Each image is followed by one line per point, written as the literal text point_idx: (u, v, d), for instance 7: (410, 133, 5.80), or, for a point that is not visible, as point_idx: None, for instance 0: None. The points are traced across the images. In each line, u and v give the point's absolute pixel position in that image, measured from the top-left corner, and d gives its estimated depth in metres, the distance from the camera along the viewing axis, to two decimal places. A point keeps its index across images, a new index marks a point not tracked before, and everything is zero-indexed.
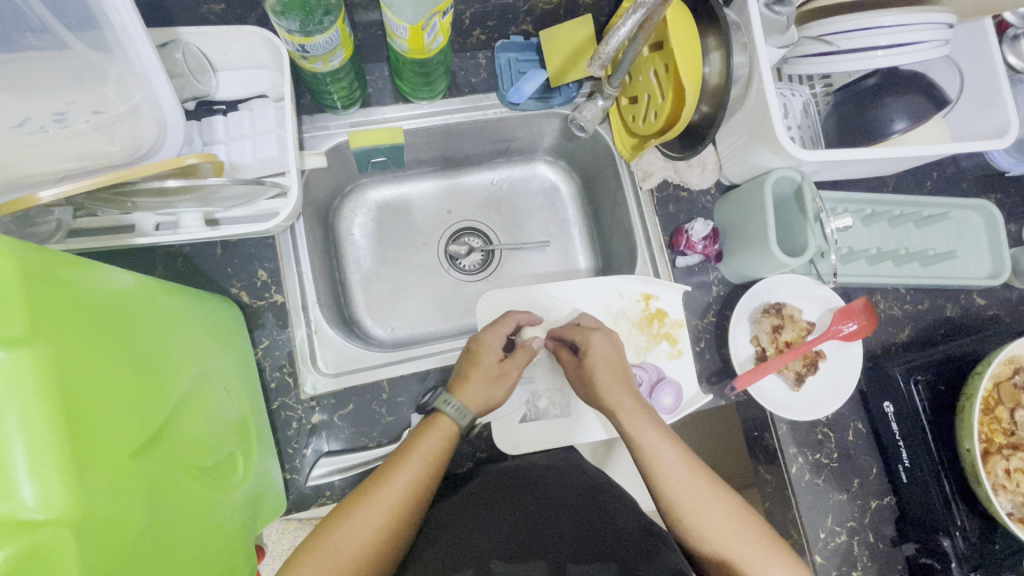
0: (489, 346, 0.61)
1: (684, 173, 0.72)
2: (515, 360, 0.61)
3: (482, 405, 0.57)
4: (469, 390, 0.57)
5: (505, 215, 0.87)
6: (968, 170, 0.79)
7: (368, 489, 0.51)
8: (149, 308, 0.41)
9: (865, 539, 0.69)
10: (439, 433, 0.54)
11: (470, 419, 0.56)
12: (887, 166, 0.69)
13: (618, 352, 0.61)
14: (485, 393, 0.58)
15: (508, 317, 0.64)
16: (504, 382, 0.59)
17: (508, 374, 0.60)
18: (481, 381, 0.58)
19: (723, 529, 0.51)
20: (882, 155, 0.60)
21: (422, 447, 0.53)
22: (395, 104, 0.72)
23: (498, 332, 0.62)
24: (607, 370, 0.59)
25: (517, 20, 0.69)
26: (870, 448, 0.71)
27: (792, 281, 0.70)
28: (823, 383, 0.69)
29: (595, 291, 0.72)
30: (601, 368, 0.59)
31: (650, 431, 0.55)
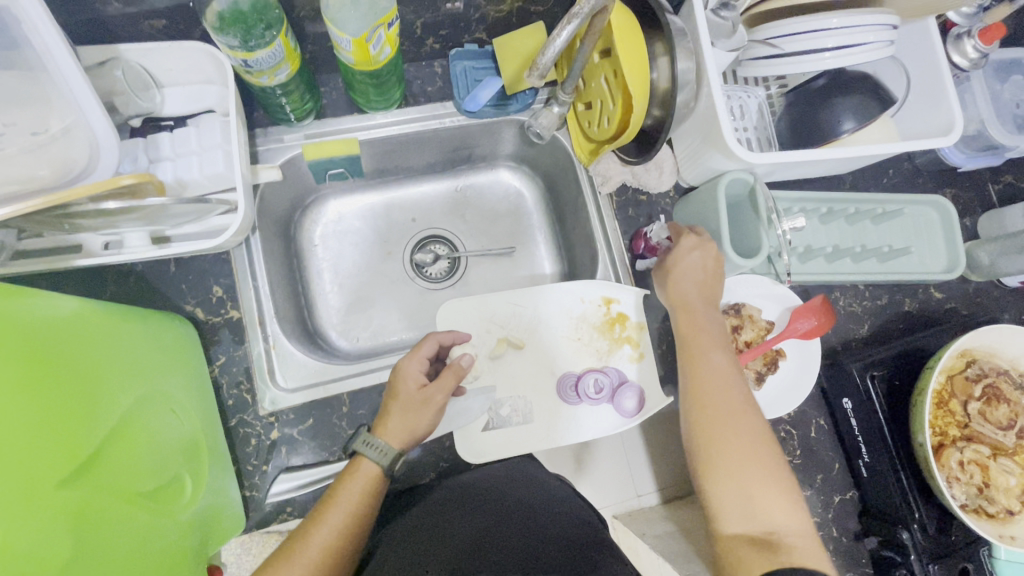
0: (408, 375, 0.59)
1: (642, 177, 0.72)
2: (438, 387, 0.59)
3: (406, 438, 0.57)
4: (389, 425, 0.57)
5: (470, 221, 0.86)
6: (923, 166, 0.80)
7: (304, 531, 0.52)
8: (84, 332, 0.41)
9: (830, 534, 0.70)
10: (362, 476, 0.55)
11: (394, 457, 0.56)
12: (840, 165, 0.70)
13: (716, 265, 0.62)
14: (408, 426, 0.57)
15: (428, 339, 0.62)
16: (429, 410, 0.58)
17: (430, 402, 0.58)
18: (401, 415, 0.57)
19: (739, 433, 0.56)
20: (834, 155, 0.61)
21: (351, 488, 0.54)
22: (351, 114, 0.71)
23: (417, 359, 0.60)
24: (693, 279, 0.63)
25: (470, 28, 0.69)
26: (833, 444, 0.72)
27: (750, 281, 0.71)
28: (785, 382, 0.70)
29: (557, 297, 0.72)
30: (689, 274, 0.63)
31: (712, 345, 0.60)
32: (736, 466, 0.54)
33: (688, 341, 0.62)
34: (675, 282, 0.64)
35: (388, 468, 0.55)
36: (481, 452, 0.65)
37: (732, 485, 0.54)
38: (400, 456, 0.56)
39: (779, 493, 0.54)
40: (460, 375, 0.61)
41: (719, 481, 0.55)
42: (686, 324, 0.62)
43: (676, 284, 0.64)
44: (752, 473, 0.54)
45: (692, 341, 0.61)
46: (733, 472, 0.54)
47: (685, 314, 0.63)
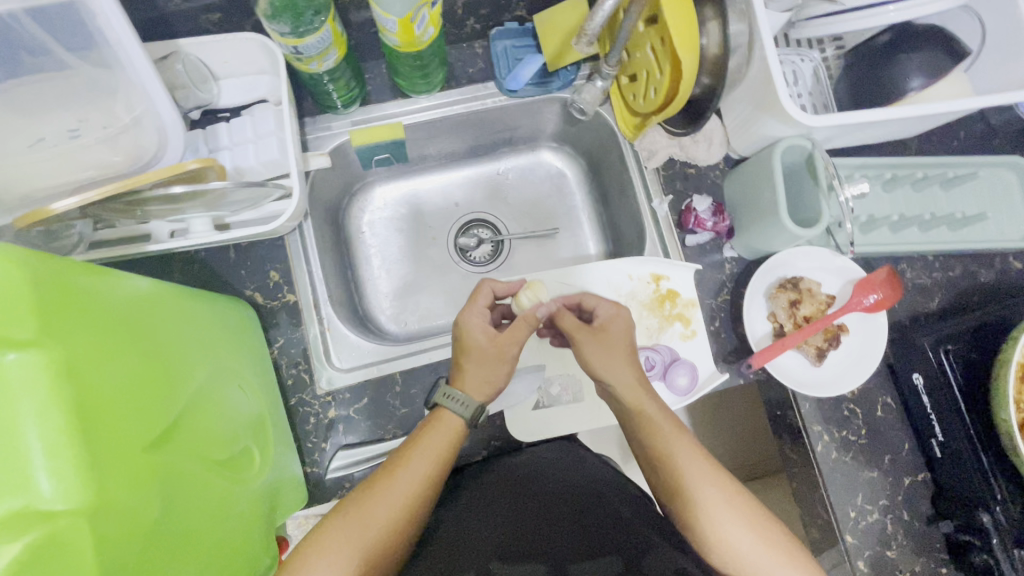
0: (474, 327, 0.57)
1: (690, 149, 0.70)
2: (509, 336, 0.57)
3: (489, 394, 0.56)
4: (472, 384, 0.55)
5: (513, 204, 0.86)
6: (999, 127, 0.74)
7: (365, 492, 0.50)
8: (157, 310, 0.43)
9: (900, 517, 0.66)
10: (443, 429, 0.54)
11: (476, 409, 0.55)
12: (907, 127, 0.65)
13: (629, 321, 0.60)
14: (488, 380, 0.56)
15: (482, 290, 0.60)
16: (504, 363, 0.57)
17: (506, 354, 0.57)
18: (481, 371, 0.56)
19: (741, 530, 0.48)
20: (902, 114, 0.57)
21: (429, 444, 0.53)
22: (394, 100, 0.72)
23: (478, 311, 0.58)
24: (624, 343, 0.58)
25: (510, 5, 0.69)
26: (901, 423, 0.68)
27: (808, 254, 0.68)
28: (848, 357, 0.67)
29: (603, 275, 0.71)
30: (618, 336, 0.58)
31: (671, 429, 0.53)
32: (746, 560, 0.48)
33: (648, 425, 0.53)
34: (602, 361, 0.56)
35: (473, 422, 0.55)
36: (531, 431, 0.65)
37: None
38: (481, 408, 0.55)
39: None
40: (532, 326, 0.59)
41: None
42: (635, 406, 0.54)
43: (612, 348, 0.57)
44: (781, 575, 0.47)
45: (653, 434, 0.53)
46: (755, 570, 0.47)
47: (629, 389, 0.55)
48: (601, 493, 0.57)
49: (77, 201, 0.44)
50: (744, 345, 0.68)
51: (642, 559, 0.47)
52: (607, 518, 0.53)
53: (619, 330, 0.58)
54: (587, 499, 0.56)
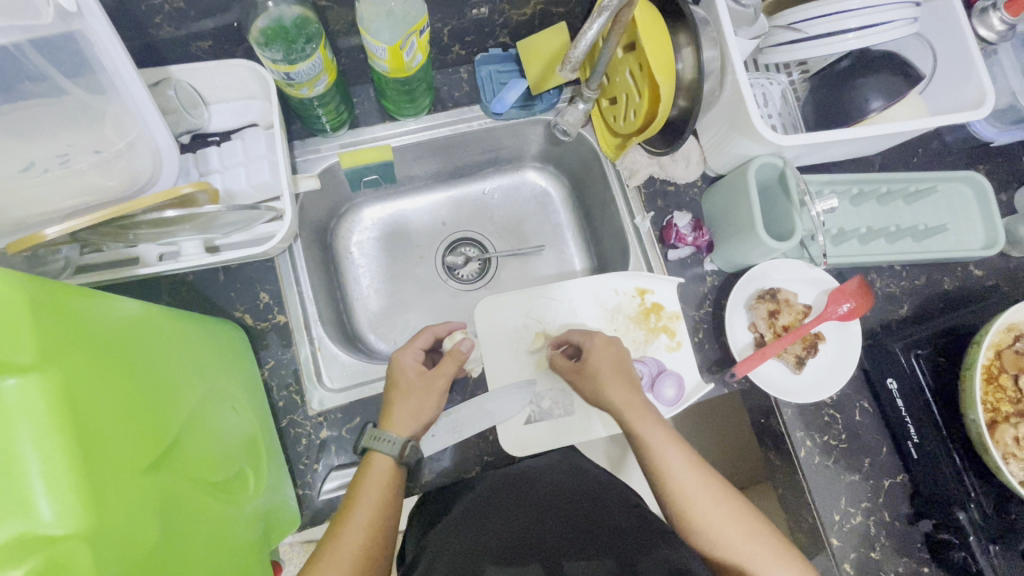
0: (405, 364, 0.62)
1: (669, 168, 0.73)
2: (437, 373, 0.62)
3: (414, 423, 0.59)
4: (395, 416, 0.59)
5: (499, 223, 0.88)
6: (952, 144, 0.79)
7: (332, 533, 0.51)
8: (150, 335, 0.42)
9: (882, 518, 0.68)
10: (377, 470, 0.56)
11: (404, 445, 0.57)
12: (870, 145, 0.69)
13: (619, 352, 0.62)
14: (414, 411, 0.59)
15: (424, 333, 0.66)
16: (433, 396, 0.61)
17: (433, 388, 0.61)
18: (407, 403, 0.59)
19: (691, 480, 0.53)
20: (864, 133, 0.61)
21: (368, 487, 0.54)
22: (383, 123, 0.74)
23: (412, 349, 0.64)
24: (611, 365, 0.61)
25: (494, 33, 0.72)
26: (878, 427, 0.71)
27: (784, 266, 0.70)
28: (825, 364, 0.69)
29: (591, 290, 0.73)
30: (605, 361, 0.61)
31: (655, 431, 0.55)
32: (712, 510, 0.52)
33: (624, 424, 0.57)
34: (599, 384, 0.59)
35: (402, 456, 0.56)
36: (524, 445, 0.66)
37: (720, 541, 0.51)
38: (410, 442, 0.57)
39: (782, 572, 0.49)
40: (460, 361, 0.63)
41: (706, 531, 0.51)
42: (617, 408, 0.58)
43: (598, 372, 0.60)
44: (752, 550, 0.51)
45: (632, 432, 0.56)
46: (716, 527, 0.51)
47: (622, 407, 0.58)
48: (595, 493, 0.58)
49: (69, 225, 0.44)
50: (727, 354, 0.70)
51: (638, 558, 0.47)
52: (601, 518, 0.54)
53: (602, 354, 0.62)
54: (582, 500, 0.57)
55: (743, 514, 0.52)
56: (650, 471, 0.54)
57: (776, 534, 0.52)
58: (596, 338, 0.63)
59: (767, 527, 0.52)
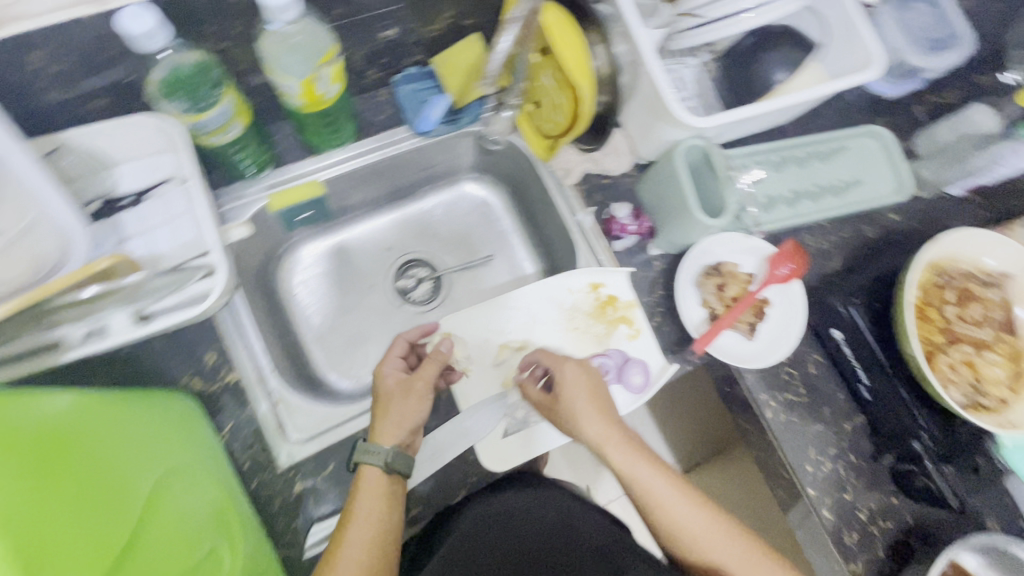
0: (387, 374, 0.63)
1: (601, 162, 0.74)
2: (417, 376, 0.63)
3: (400, 429, 0.59)
4: (382, 427, 0.59)
5: (445, 239, 0.87)
6: (853, 102, 0.85)
7: (332, 554, 0.52)
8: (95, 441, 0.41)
9: (850, 462, 0.72)
10: (370, 481, 0.56)
11: (393, 451, 0.57)
12: (779, 114, 0.73)
13: (589, 378, 0.63)
14: (398, 417, 0.59)
15: (400, 340, 0.67)
16: (416, 399, 0.61)
17: (415, 390, 0.62)
18: (391, 410, 0.60)
19: (679, 506, 0.56)
20: (773, 106, 0.64)
21: (363, 501, 0.55)
22: (307, 157, 0.71)
23: (390, 360, 0.65)
24: (583, 402, 0.61)
25: (408, 51, 0.70)
26: (832, 376, 0.75)
27: (724, 240, 0.73)
28: (776, 327, 0.73)
29: (545, 293, 0.73)
30: (577, 398, 0.61)
31: (637, 466, 0.58)
32: (702, 534, 0.54)
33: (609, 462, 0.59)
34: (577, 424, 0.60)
35: (391, 462, 0.56)
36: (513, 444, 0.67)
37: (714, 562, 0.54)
38: (397, 448, 0.57)
39: None
40: (439, 363, 0.64)
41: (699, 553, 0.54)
42: (598, 447, 0.59)
43: (573, 412, 0.61)
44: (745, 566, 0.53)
45: (617, 469, 0.58)
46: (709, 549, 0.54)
47: (604, 445, 0.59)
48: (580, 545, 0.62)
49: None
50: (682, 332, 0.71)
51: None
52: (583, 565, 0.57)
53: (576, 389, 0.62)
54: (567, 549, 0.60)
55: (732, 532, 0.55)
56: (640, 502, 0.57)
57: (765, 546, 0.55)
58: (565, 367, 0.63)
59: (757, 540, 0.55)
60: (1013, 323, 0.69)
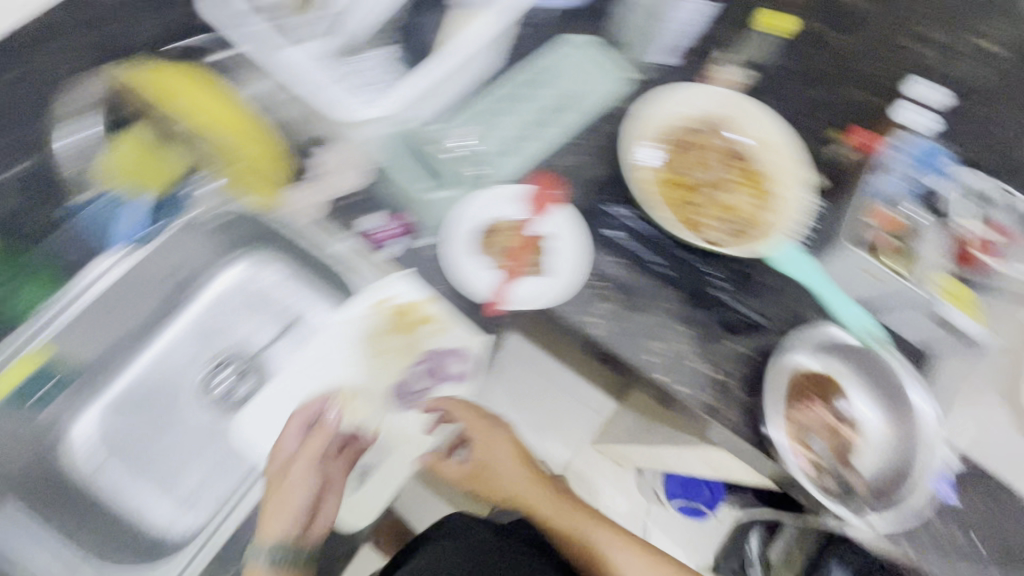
0: (285, 447, 0.71)
1: (325, 186, 0.71)
2: (303, 455, 0.69)
3: (281, 525, 0.66)
4: (270, 525, 0.66)
5: (238, 328, 0.83)
6: (548, 13, 0.84)
7: None
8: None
9: (686, 338, 0.72)
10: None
11: (268, 555, 0.65)
12: (463, 67, 0.72)
13: (512, 451, 0.82)
14: (278, 511, 0.67)
15: (295, 416, 0.71)
16: (296, 490, 0.67)
17: (296, 484, 0.67)
18: (273, 504, 0.67)
19: (625, 561, 0.76)
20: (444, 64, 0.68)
21: None
22: (20, 331, 0.67)
23: (290, 434, 0.72)
24: (516, 475, 0.81)
25: (62, 179, 0.68)
26: (639, 269, 0.73)
27: (477, 201, 0.72)
28: (565, 253, 0.72)
29: (338, 334, 0.70)
30: (498, 457, 0.81)
31: (602, 533, 0.78)
32: (624, 555, 0.76)
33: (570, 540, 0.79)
34: (502, 481, 0.81)
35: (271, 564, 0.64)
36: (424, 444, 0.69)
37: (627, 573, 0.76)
38: (276, 547, 0.65)
39: (660, 566, 0.76)
40: (325, 439, 0.69)
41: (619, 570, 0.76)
42: (532, 504, 0.80)
43: (494, 476, 0.81)
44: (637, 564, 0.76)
45: (574, 541, 0.78)
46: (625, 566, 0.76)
47: (541, 499, 0.81)
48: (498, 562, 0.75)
49: None
50: (476, 301, 0.68)
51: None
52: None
53: (502, 468, 0.81)
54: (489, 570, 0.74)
55: (647, 555, 0.76)
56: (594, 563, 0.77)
57: (656, 554, 0.77)
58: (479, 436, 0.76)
59: (660, 555, 0.77)
60: (738, 150, 0.75)
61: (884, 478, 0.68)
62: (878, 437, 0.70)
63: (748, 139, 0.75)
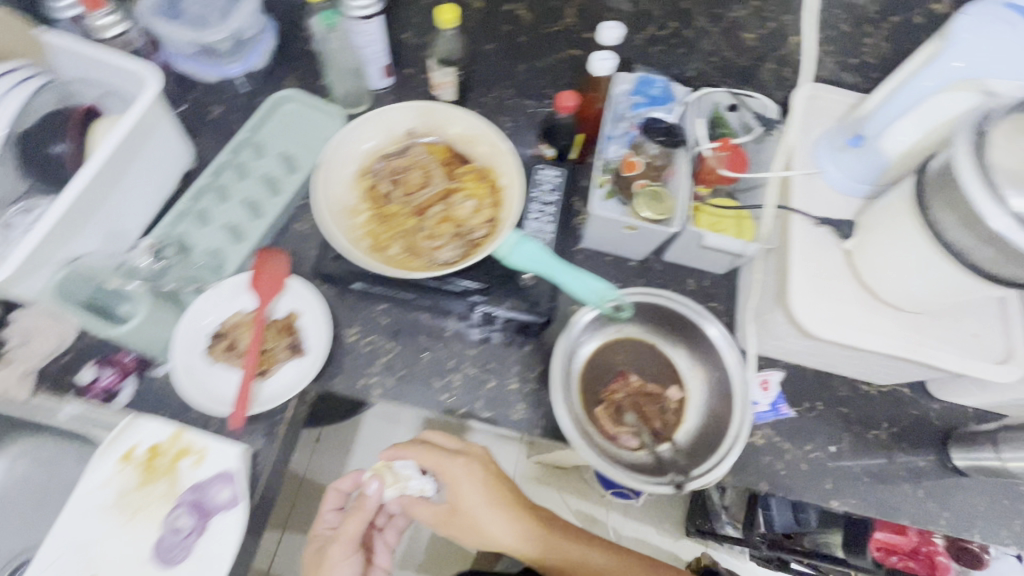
0: (329, 525, 0.70)
1: (35, 352, 0.65)
2: (341, 540, 0.68)
3: None
4: None
5: (33, 521, 0.77)
6: (244, 87, 0.84)
7: None
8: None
9: (468, 357, 0.72)
10: None
11: None
12: (129, 172, 0.66)
13: (480, 479, 0.70)
14: None
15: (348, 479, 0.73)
16: (337, 569, 0.67)
17: (337, 563, 0.67)
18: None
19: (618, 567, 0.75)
20: (88, 176, 0.60)
21: None
22: None
23: (326, 515, 0.75)
24: (503, 517, 0.70)
25: None
26: (402, 309, 0.73)
27: (205, 306, 0.68)
28: (312, 326, 0.70)
29: (88, 506, 0.62)
30: (473, 496, 0.69)
31: (589, 548, 0.75)
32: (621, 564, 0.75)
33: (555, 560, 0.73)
34: (482, 527, 0.70)
35: None
36: (422, 492, 0.71)
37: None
38: None
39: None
40: (365, 512, 0.68)
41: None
42: (522, 546, 0.72)
43: (472, 522, 0.70)
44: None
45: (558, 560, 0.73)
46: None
47: (522, 538, 0.71)
48: None
49: None
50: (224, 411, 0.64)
51: None
52: None
53: (471, 495, 0.69)
54: None
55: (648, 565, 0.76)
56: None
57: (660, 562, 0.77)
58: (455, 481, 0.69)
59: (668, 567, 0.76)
60: (455, 156, 0.72)
61: (703, 433, 0.68)
62: (697, 396, 0.71)
63: (461, 141, 0.72)
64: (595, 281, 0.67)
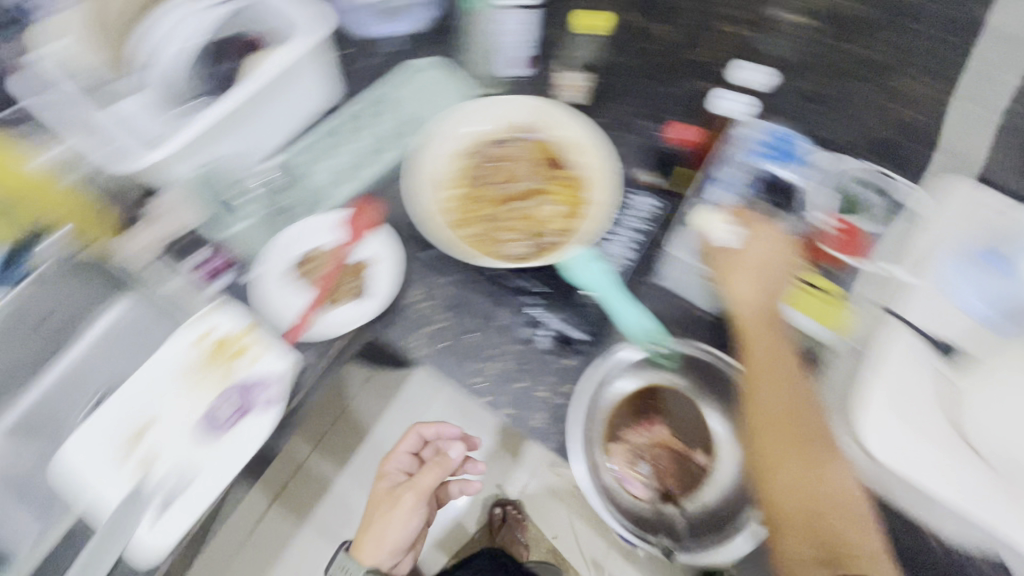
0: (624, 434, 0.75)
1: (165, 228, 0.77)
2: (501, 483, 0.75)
3: (379, 552, 0.81)
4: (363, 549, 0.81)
5: None
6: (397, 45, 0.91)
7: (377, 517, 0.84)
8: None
9: (508, 353, 0.72)
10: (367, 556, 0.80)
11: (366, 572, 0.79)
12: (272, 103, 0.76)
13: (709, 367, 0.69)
14: (377, 542, 0.81)
15: (412, 434, 0.93)
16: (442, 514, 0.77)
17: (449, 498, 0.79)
18: (376, 531, 0.82)
19: (849, 521, 0.58)
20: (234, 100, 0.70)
21: None
22: None
23: (400, 456, 0.92)
24: (772, 363, 0.62)
25: None
26: (464, 287, 0.76)
27: (299, 233, 0.76)
28: (379, 278, 0.75)
29: (161, 369, 0.71)
30: (751, 301, 0.64)
31: (835, 467, 0.59)
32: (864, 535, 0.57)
33: (779, 450, 0.61)
34: (767, 349, 0.63)
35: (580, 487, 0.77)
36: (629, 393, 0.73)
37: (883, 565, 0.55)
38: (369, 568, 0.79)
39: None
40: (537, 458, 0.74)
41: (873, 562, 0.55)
42: (760, 434, 0.62)
43: (763, 329, 0.64)
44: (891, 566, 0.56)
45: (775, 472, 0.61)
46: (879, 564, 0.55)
47: (786, 394, 0.61)
48: None
49: None
50: (283, 328, 0.73)
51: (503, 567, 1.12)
52: None
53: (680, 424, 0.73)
54: None
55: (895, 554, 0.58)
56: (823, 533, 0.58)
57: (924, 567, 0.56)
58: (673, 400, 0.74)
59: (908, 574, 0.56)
60: (554, 160, 0.74)
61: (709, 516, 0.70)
62: (725, 473, 0.71)
63: (564, 148, 0.74)
64: (644, 317, 0.68)
